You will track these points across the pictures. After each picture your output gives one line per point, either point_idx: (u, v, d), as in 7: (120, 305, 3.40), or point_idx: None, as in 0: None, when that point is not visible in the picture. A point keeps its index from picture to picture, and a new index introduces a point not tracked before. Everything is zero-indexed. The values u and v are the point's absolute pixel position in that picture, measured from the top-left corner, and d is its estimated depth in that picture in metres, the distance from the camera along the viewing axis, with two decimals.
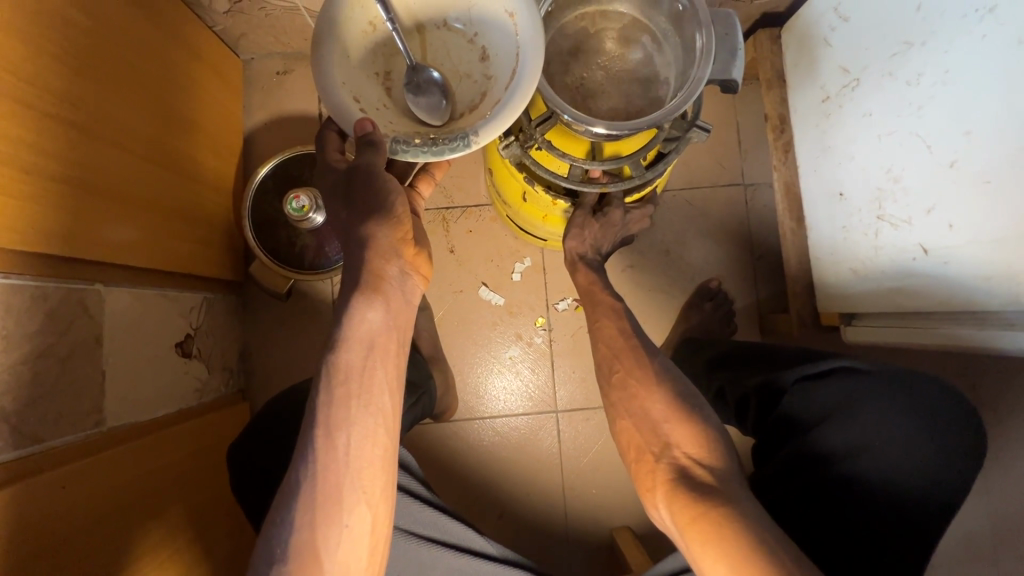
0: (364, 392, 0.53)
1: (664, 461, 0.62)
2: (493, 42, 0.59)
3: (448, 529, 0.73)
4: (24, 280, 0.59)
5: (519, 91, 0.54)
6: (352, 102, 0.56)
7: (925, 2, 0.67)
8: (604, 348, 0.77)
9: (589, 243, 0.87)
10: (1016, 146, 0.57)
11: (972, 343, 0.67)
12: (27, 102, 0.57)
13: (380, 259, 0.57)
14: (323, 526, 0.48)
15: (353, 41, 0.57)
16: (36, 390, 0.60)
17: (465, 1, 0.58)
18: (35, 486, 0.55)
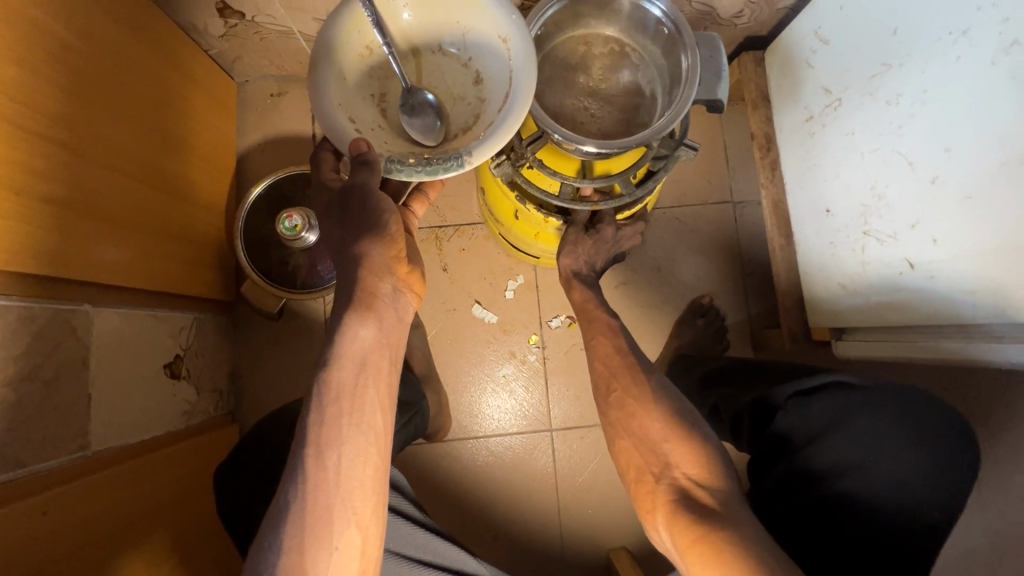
0: (356, 410, 0.52)
1: (665, 482, 0.61)
2: (487, 65, 0.60)
3: (441, 551, 0.72)
4: (11, 301, 0.58)
5: (512, 112, 0.55)
6: (348, 122, 0.57)
7: (900, 26, 0.69)
8: (601, 365, 0.77)
9: (584, 260, 0.88)
10: (995, 162, 0.59)
11: (961, 355, 0.68)
12: (20, 124, 0.57)
13: (373, 277, 0.56)
14: (313, 548, 0.47)
15: (349, 64, 0.58)
16: (20, 413, 0.58)
17: (459, 27, 0.60)
18: (15, 513, 0.53)
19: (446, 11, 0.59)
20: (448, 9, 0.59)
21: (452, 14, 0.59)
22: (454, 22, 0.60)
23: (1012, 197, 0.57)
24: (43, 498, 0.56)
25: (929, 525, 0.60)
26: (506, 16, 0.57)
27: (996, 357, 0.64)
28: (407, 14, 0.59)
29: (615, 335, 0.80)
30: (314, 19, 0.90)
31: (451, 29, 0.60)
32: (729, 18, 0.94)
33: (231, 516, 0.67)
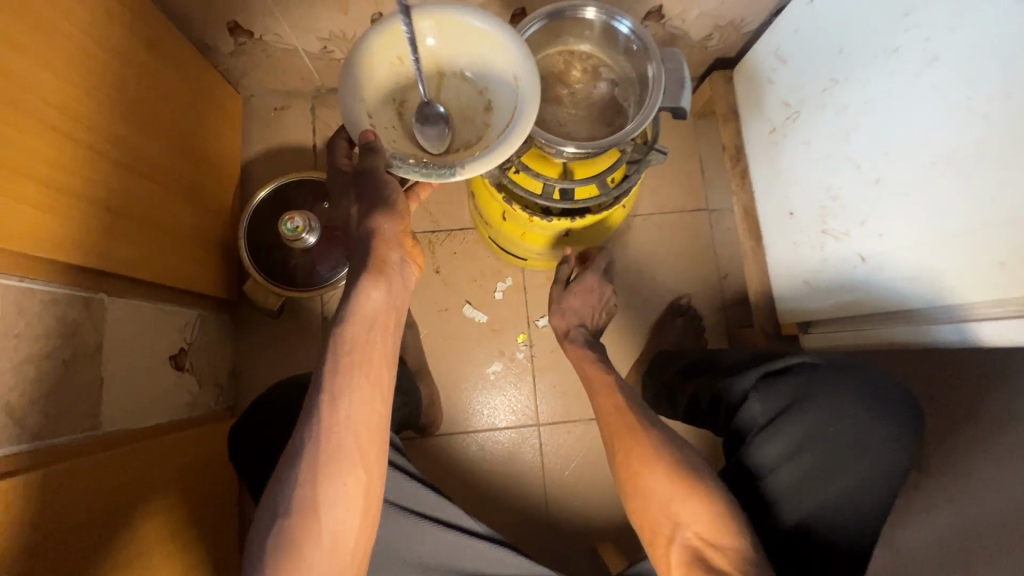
0: (366, 363, 0.57)
1: (680, 547, 0.66)
2: (498, 95, 0.67)
3: (435, 505, 0.74)
4: (36, 284, 0.64)
5: (509, 139, 0.61)
6: (365, 117, 0.63)
7: (844, 46, 0.77)
8: (607, 418, 0.80)
9: (577, 318, 0.99)
10: (926, 162, 0.66)
11: (909, 339, 0.75)
12: (53, 125, 0.63)
13: (384, 247, 0.63)
14: (323, 484, 0.53)
15: (378, 69, 0.65)
16: (42, 389, 0.63)
17: (483, 57, 0.67)
18: (33, 481, 0.58)
19: (475, 43, 0.66)
20: (478, 43, 0.66)
21: (480, 47, 0.66)
22: (480, 56, 0.67)
23: (941, 193, 0.65)
24: (52, 472, 0.60)
25: (878, 487, 0.70)
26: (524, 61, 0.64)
27: (936, 334, 0.71)
28: (441, 39, 0.66)
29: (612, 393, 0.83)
30: (319, 38, 0.99)
31: (476, 60, 0.67)
32: (701, 40, 1.04)
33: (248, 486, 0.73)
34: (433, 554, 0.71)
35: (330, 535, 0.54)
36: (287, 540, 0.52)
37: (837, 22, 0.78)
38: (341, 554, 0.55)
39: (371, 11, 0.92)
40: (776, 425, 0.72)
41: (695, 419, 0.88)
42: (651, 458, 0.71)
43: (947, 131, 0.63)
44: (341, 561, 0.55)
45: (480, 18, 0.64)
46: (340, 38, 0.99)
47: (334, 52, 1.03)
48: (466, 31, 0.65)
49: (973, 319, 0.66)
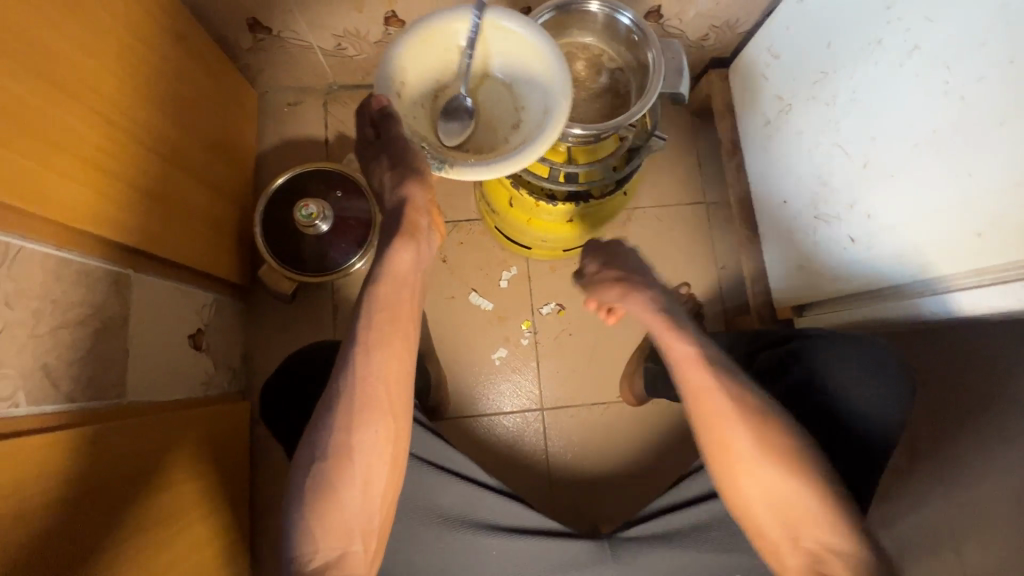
0: (394, 324, 0.67)
1: (800, 555, 0.60)
2: (526, 117, 0.73)
3: (447, 455, 0.78)
4: (73, 255, 0.68)
5: (511, 159, 0.65)
6: (399, 84, 0.72)
7: (832, 41, 0.82)
8: (693, 400, 0.65)
9: (616, 283, 0.78)
10: (909, 145, 0.71)
11: (901, 312, 0.79)
12: (92, 107, 0.68)
13: (416, 213, 0.70)
14: (356, 429, 0.63)
15: (433, 50, 0.72)
16: (75, 354, 0.67)
17: (530, 78, 0.73)
18: (66, 439, 0.61)
19: (528, 63, 0.72)
20: (532, 64, 0.72)
21: (531, 67, 0.72)
22: (529, 76, 0.73)
23: (922, 174, 0.69)
24: (81, 432, 0.64)
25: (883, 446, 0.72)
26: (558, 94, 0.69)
27: (921, 308, 0.75)
28: (502, 49, 0.73)
29: (700, 367, 0.66)
30: (333, 35, 1.03)
31: (522, 79, 0.73)
32: (697, 40, 1.09)
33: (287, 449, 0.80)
34: (453, 502, 0.76)
35: (362, 476, 0.63)
36: (324, 480, 0.62)
37: (824, 17, 0.83)
38: (371, 494, 0.63)
39: (384, 8, 0.97)
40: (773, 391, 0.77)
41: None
42: (765, 459, 0.62)
43: (928, 114, 0.68)
44: (370, 502, 0.63)
45: (543, 44, 0.70)
46: (354, 35, 1.04)
47: (347, 49, 1.08)
48: (527, 49, 0.71)
49: (953, 291, 0.70)
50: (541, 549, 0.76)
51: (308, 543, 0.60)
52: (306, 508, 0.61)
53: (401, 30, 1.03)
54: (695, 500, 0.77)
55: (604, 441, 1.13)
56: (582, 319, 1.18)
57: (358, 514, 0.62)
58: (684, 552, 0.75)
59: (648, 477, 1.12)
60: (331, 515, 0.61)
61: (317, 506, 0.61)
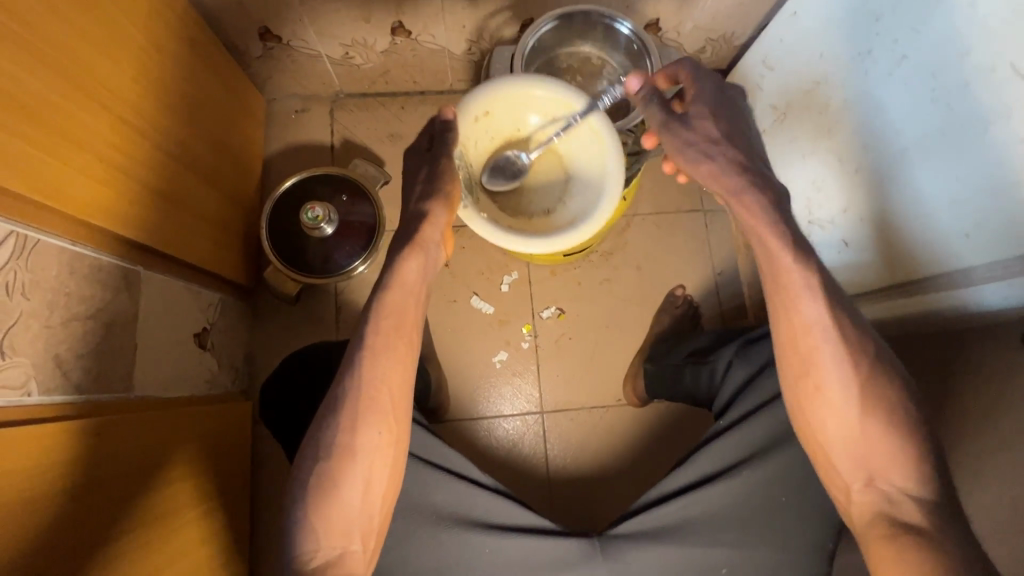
0: (395, 326, 0.69)
1: (869, 492, 0.64)
2: (559, 213, 0.88)
3: (445, 455, 0.79)
4: (89, 250, 0.70)
5: (535, 243, 0.80)
6: (482, 111, 0.84)
7: (823, 52, 0.86)
8: (794, 336, 0.67)
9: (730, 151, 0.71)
10: (898, 153, 0.74)
11: (953, 304, 0.71)
12: (107, 107, 0.70)
13: (431, 226, 0.74)
14: (359, 430, 0.65)
15: (531, 106, 0.85)
16: (87, 347, 0.68)
17: (583, 184, 0.86)
18: (78, 428, 0.63)
19: (591, 172, 0.85)
20: (593, 172, 0.85)
21: (592, 171, 0.85)
22: (583, 180, 0.86)
23: (909, 180, 0.73)
24: (91, 423, 0.65)
25: None
26: (598, 209, 0.81)
27: (960, 299, 0.70)
28: (583, 148, 0.85)
29: (815, 305, 0.65)
30: (341, 44, 1.06)
31: (577, 180, 0.87)
32: (694, 53, 1.13)
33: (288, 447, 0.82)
34: (448, 500, 0.76)
35: (363, 477, 0.64)
36: (327, 478, 0.63)
37: (818, 28, 0.86)
38: (371, 495, 0.65)
39: (391, 19, 1.00)
40: (755, 380, 0.83)
41: (699, 399, 0.97)
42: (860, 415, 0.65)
43: (916, 121, 0.71)
44: (371, 503, 0.65)
45: (615, 161, 0.81)
46: (361, 44, 1.07)
47: (354, 58, 1.11)
48: (598, 162, 0.84)
49: (947, 291, 0.71)
50: (535, 548, 0.76)
51: (309, 541, 0.61)
52: (309, 506, 0.62)
53: (407, 40, 1.06)
54: (683, 490, 0.79)
55: (602, 444, 1.14)
56: (581, 323, 1.19)
57: (358, 515, 0.64)
58: (677, 548, 0.76)
59: (647, 480, 1.12)
60: (332, 515, 0.62)
61: (316, 507, 0.62)
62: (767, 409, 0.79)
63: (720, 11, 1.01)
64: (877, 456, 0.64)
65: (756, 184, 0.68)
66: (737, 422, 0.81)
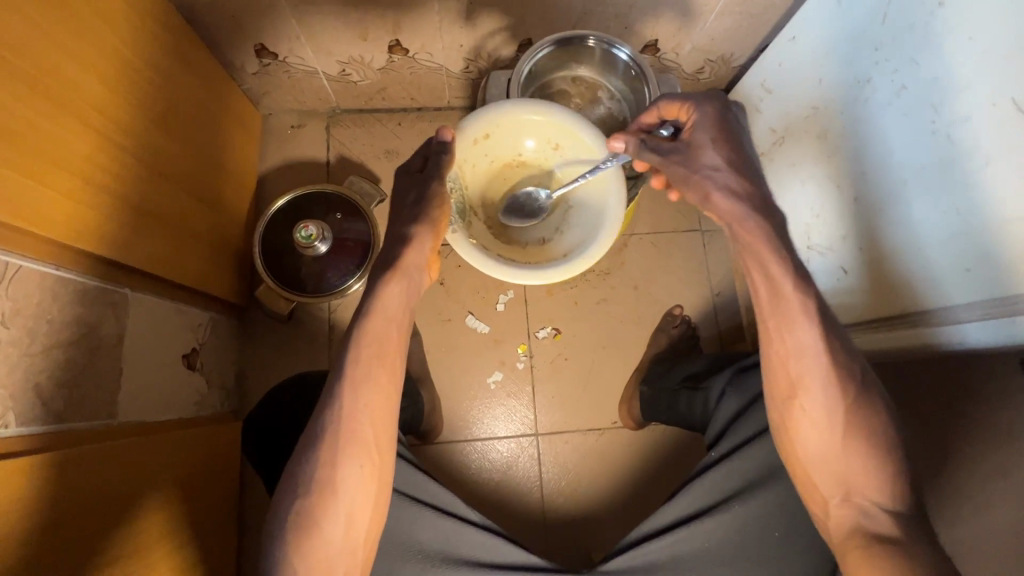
0: (381, 355, 0.67)
1: (846, 507, 0.64)
2: (556, 243, 0.88)
3: (431, 490, 0.77)
4: (72, 275, 0.69)
5: (532, 274, 0.78)
6: (483, 134, 0.83)
7: (823, 78, 0.85)
8: (783, 361, 0.66)
9: (729, 169, 0.67)
10: (898, 183, 0.73)
11: (937, 340, 0.72)
12: (95, 128, 0.69)
13: (416, 252, 0.71)
14: (340, 464, 0.63)
15: (534, 131, 0.85)
16: (68, 374, 0.67)
17: (582, 215, 0.87)
18: (53, 460, 0.61)
19: (590, 204, 0.86)
20: (593, 205, 0.85)
21: (590, 200, 0.86)
22: (582, 212, 0.87)
23: (907, 209, 0.72)
24: (69, 454, 0.63)
25: None
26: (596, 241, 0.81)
27: (945, 336, 0.70)
28: (584, 180, 0.86)
29: (809, 327, 0.64)
30: (338, 61, 1.05)
31: (575, 211, 0.88)
32: (693, 73, 1.12)
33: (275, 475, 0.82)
34: (433, 538, 0.75)
35: (345, 512, 0.63)
36: (307, 515, 0.62)
37: (819, 51, 0.85)
38: (355, 531, 0.64)
39: (388, 37, 0.99)
40: (748, 411, 0.82)
41: (695, 425, 0.95)
42: (844, 446, 0.64)
43: (914, 152, 0.70)
44: (352, 539, 0.63)
45: (615, 191, 0.81)
46: (358, 62, 1.06)
47: (351, 75, 1.10)
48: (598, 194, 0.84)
49: (943, 327, 0.70)
50: None
51: None
52: (289, 545, 0.61)
53: (404, 58, 1.06)
54: (676, 523, 0.78)
55: (597, 467, 1.12)
56: (577, 343, 1.18)
57: (340, 551, 0.62)
58: None
59: (642, 505, 1.10)
60: (312, 550, 0.61)
61: (297, 542, 0.61)
62: (756, 442, 0.78)
63: (719, 32, 1.01)
64: (870, 488, 0.63)
65: (756, 207, 0.65)
66: (727, 455, 0.79)
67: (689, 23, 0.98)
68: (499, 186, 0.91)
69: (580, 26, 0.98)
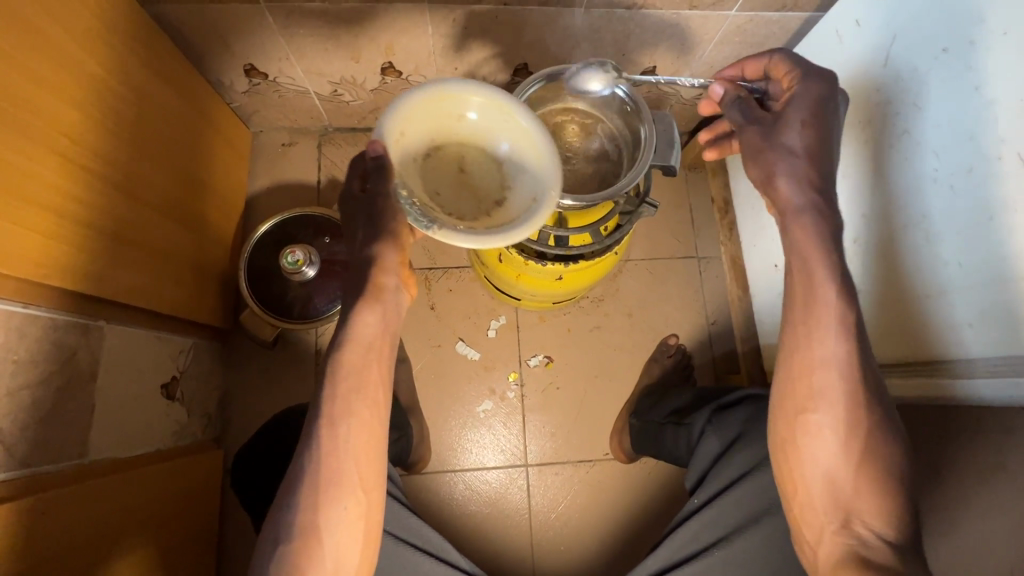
0: (361, 387, 0.65)
1: (844, 534, 0.61)
2: (517, 198, 0.68)
3: (427, 538, 0.78)
4: (41, 311, 0.66)
5: (516, 228, 0.63)
6: (396, 133, 0.65)
7: None
8: (801, 366, 0.63)
9: (806, 159, 0.61)
10: (903, 227, 0.72)
11: (951, 392, 0.69)
12: (70, 157, 0.67)
13: (383, 274, 0.67)
14: (323, 509, 0.61)
15: (438, 109, 0.68)
16: (35, 415, 0.64)
17: (530, 168, 0.69)
18: (18, 509, 0.58)
19: (533, 151, 0.69)
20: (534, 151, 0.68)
21: (527, 150, 0.69)
22: (527, 162, 0.69)
23: (914, 254, 0.71)
24: (35, 500, 0.61)
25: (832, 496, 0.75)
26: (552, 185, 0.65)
27: (956, 389, 0.68)
28: (511, 132, 0.69)
29: (833, 332, 0.62)
30: (330, 81, 1.03)
31: (520, 164, 0.69)
32: (692, 99, 1.11)
33: (259, 507, 0.82)
34: None
35: (332, 558, 0.60)
36: (288, 567, 0.58)
37: None
38: None
39: (381, 59, 0.97)
40: (729, 452, 0.80)
41: (681, 460, 0.93)
42: (851, 476, 0.62)
43: (920, 196, 0.69)
44: None
45: (539, 129, 0.68)
46: (350, 82, 1.04)
47: (343, 95, 1.08)
48: (533, 138, 0.68)
49: (950, 379, 0.69)
50: None
51: None
52: None
53: (397, 80, 1.03)
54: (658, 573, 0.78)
55: (588, 501, 1.10)
56: (571, 372, 1.16)
57: None
58: None
59: (632, 540, 1.08)
60: None
61: None
62: (742, 484, 0.76)
63: (718, 60, 0.99)
64: (871, 516, 0.60)
65: (819, 204, 0.62)
66: (710, 499, 0.79)
67: (687, 51, 0.96)
68: (429, 179, 0.69)
69: (577, 52, 0.96)
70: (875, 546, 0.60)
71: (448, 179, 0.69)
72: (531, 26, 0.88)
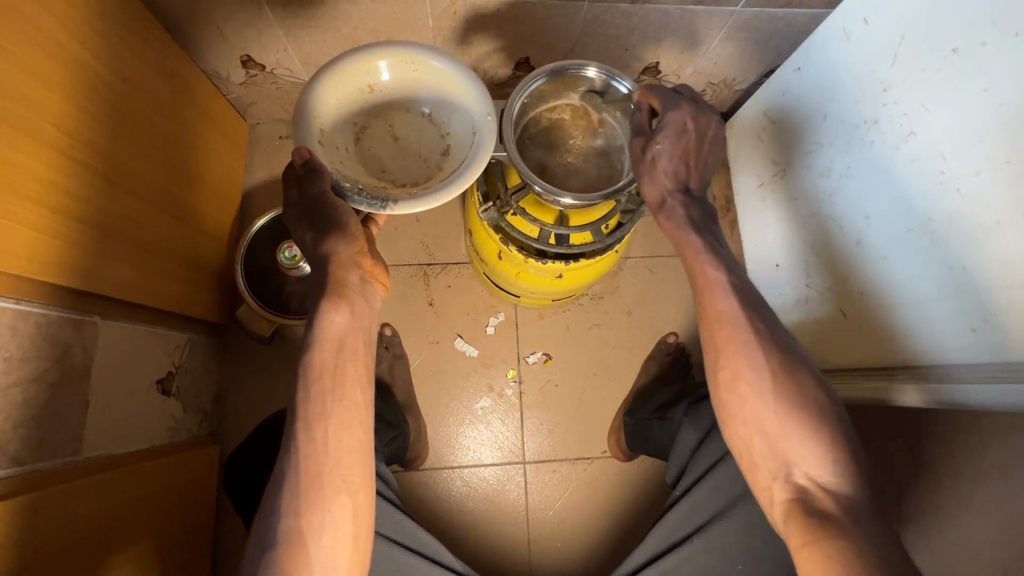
0: (338, 388, 0.64)
1: (789, 488, 0.59)
2: (457, 142, 0.74)
3: (423, 541, 0.78)
4: (31, 307, 0.65)
5: (472, 167, 0.68)
6: (317, 133, 0.70)
7: (828, 113, 0.83)
8: (711, 329, 0.65)
9: (671, 179, 0.70)
10: (905, 230, 0.71)
11: (943, 397, 0.68)
12: (64, 151, 0.65)
13: (342, 270, 0.67)
14: (311, 512, 0.60)
15: (344, 90, 0.72)
16: (27, 413, 0.63)
17: (455, 112, 0.74)
18: (13, 507, 0.58)
19: (452, 89, 0.73)
20: (451, 89, 0.73)
21: (444, 90, 0.74)
22: (450, 102, 0.74)
23: (915, 256, 0.70)
24: (30, 497, 0.60)
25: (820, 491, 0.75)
26: (482, 116, 0.71)
27: (949, 394, 0.67)
28: (422, 78, 0.74)
29: (726, 297, 0.64)
30: None
31: (446, 107, 0.75)
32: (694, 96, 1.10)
33: (252, 503, 0.81)
34: None
35: (321, 562, 0.59)
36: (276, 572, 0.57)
37: (825, 86, 0.83)
38: None
39: None
40: (705, 442, 0.81)
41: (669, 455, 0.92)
42: (784, 429, 0.60)
43: (923, 198, 0.68)
44: None
45: (447, 64, 0.72)
46: None
47: None
48: (446, 78, 0.73)
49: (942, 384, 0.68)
50: None
51: None
52: None
53: None
54: (646, 564, 0.78)
55: (587, 498, 1.10)
56: (569, 369, 1.15)
57: None
58: None
59: (629, 538, 1.08)
60: None
61: None
62: (712, 473, 0.77)
63: (722, 57, 0.98)
64: None
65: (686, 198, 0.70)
66: (688, 489, 0.79)
67: (691, 48, 0.95)
68: (371, 159, 0.75)
69: (579, 47, 0.95)
70: (822, 499, 0.57)
71: (387, 151, 0.76)
72: (534, 19, 0.87)
